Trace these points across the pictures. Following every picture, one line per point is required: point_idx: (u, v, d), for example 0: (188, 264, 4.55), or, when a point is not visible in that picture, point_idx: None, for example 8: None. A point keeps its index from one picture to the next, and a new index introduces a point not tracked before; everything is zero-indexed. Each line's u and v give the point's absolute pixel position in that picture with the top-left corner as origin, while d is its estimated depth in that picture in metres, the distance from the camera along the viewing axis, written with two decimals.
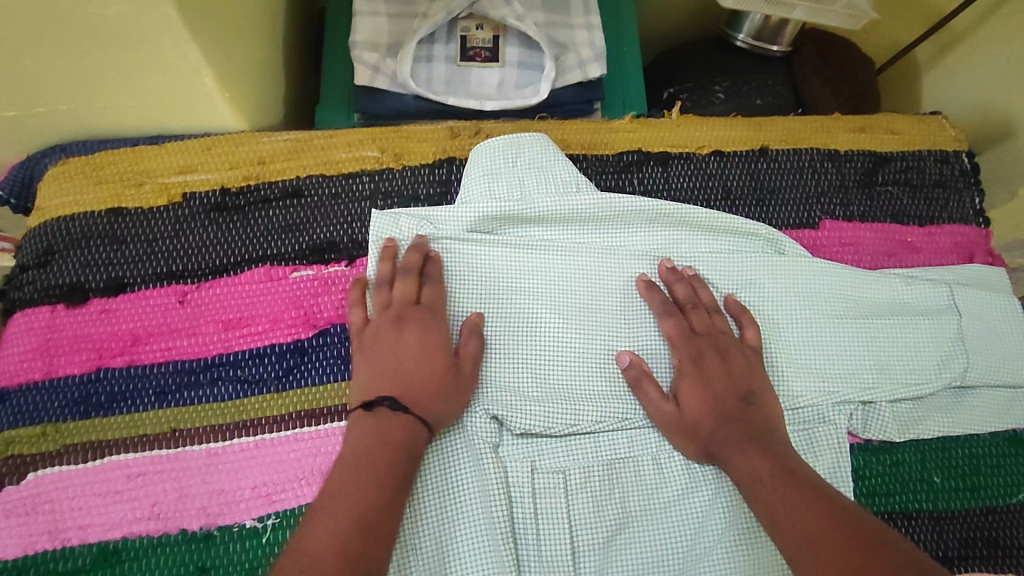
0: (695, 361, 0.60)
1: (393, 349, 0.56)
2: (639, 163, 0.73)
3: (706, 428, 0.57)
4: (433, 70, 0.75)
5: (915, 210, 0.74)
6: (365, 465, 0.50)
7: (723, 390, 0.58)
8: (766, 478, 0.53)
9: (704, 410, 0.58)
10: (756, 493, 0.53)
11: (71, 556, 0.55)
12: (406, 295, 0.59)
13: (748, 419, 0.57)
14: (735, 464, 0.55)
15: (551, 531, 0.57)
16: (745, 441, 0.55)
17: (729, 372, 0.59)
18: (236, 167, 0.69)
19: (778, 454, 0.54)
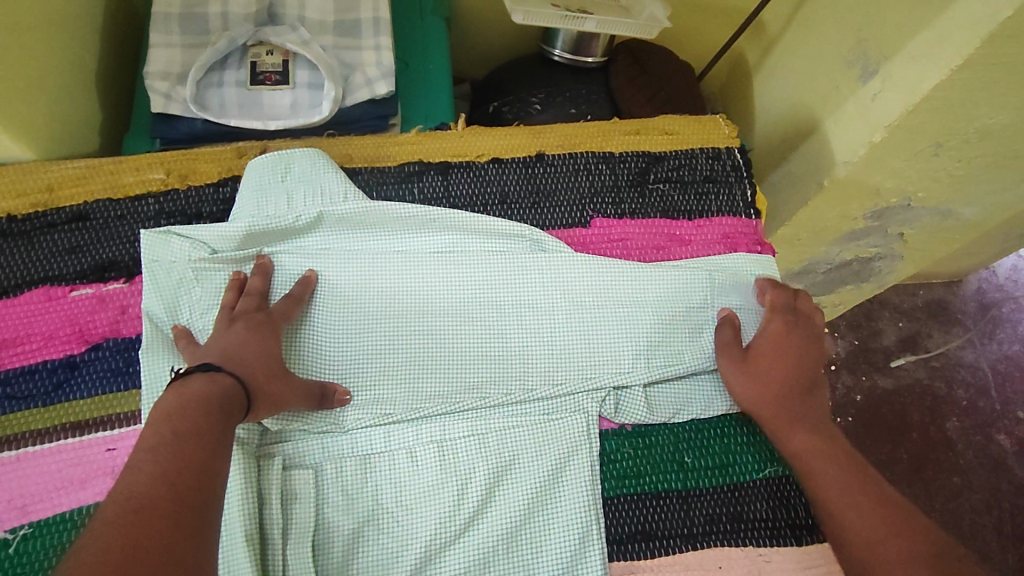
0: (782, 335, 0.66)
1: (220, 342, 0.59)
2: (419, 173, 0.77)
3: (766, 395, 0.64)
4: (224, 94, 0.79)
5: (685, 205, 0.78)
6: (190, 407, 0.51)
7: (793, 369, 0.64)
8: (817, 456, 0.60)
9: (782, 372, 0.64)
10: (802, 466, 0.61)
11: None
12: (247, 305, 0.63)
13: (803, 403, 0.63)
14: (793, 442, 0.62)
15: (298, 525, 0.59)
16: (799, 422, 0.62)
17: (796, 357, 0.65)
18: (24, 195, 0.72)
19: (832, 440, 0.61)
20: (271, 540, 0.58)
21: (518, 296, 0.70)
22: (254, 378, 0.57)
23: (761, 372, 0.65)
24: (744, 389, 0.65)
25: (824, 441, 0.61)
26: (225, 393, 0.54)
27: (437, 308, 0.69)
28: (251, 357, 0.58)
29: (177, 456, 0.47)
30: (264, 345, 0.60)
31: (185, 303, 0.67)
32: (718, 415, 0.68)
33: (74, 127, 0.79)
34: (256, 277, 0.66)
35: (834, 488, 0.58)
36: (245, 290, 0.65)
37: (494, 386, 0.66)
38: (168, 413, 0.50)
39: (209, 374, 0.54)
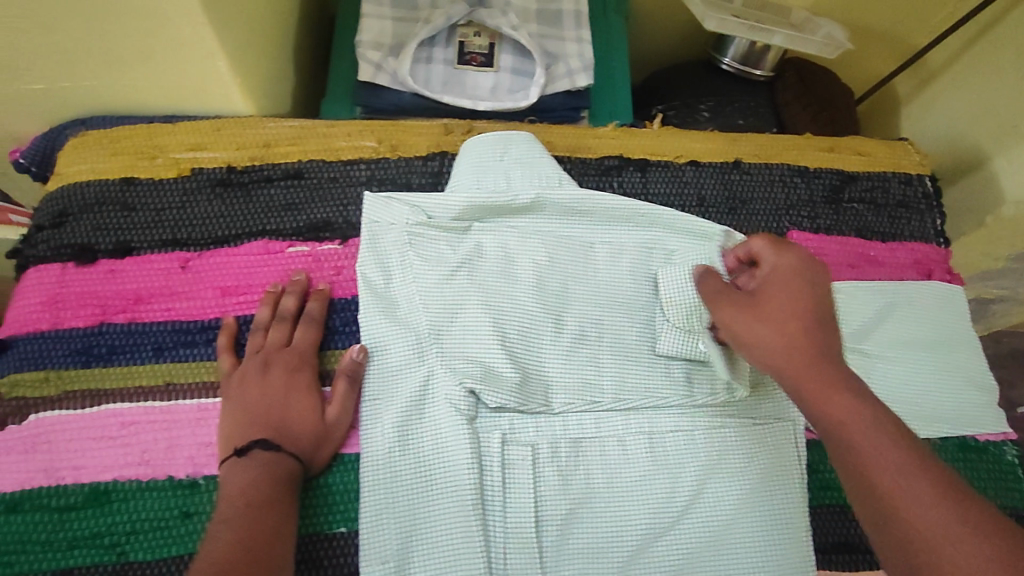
0: (760, 280, 0.62)
1: (255, 394, 0.61)
2: (619, 167, 0.77)
3: (792, 340, 0.57)
4: (432, 70, 0.80)
5: (878, 226, 0.79)
6: (246, 496, 0.56)
7: (786, 307, 0.59)
8: (857, 418, 0.53)
9: (793, 319, 0.58)
10: (843, 439, 0.52)
11: (65, 493, 0.58)
12: (277, 341, 0.64)
13: (820, 334, 0.58)
14: (818, 406, 0.54)
15: (517, 502, 0.61)
16: (835, 386, 0.54)
17: (793, 290, 0.60)
18: (243, 148, 0.73)
19: (875, 402, 0.54)
20: (493, 513, 0.60)
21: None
22: (290, 434, 0.60)
23: (770, 319, 0.59)
24: (760, 338, 0.59)
25: (864, 403, 0.53)
26: (270, 469, 0.57)
27: (638, 311, 0.70)
28: (297, 411, 0.61)
29: (235, 547, 0.52)
30: (266, 388, 0.62)
31: (401, 269, 0.68)
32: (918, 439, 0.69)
33: (281, 87, 0.82)
34: (310, 303, 0.66)
35: (881, 461, 0.50)
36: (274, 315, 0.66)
37: (700, 385, 0.68)
38: (238, 491, 0.56)
39: (266, 452, 0.58)
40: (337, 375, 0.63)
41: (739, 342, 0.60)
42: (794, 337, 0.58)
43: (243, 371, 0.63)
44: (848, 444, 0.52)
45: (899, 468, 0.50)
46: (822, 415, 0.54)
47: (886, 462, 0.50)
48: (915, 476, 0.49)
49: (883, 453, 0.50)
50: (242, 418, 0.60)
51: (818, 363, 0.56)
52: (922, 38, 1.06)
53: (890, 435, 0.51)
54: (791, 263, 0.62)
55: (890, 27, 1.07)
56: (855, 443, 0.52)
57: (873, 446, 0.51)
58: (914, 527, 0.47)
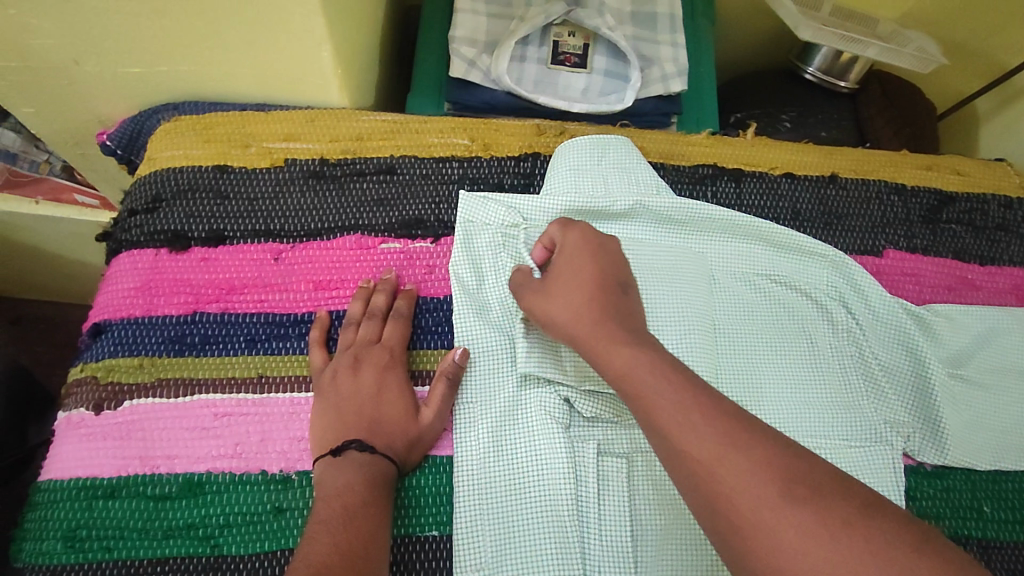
0: (562, 252, 0.60)
1: (349, 391, 0.60)
2: (713, 177, 0.76)
3: (579, 302, 0.55)
4: (525, 69, 0.79)
5: (977, 249, 0.76)
6: (342, 497, 0.53)
7: (577, 276, 0.57)
8: (644, 371, 0.49)
9: (579, 288, 0.56)
10: (633, 394, 0.49)
11: (159, 482, 0.57)
12: (367, 336, 0.63)
13: (611, 302, 0.55)
14: (612, 366, 0.51)
15: (613, 515, 0.59)
16: (620, 342, 0.52)
17: (598, 258, 0.59)
18: (336, 140, 0.73)
19: (653, 350, 0.52)
20: (588, 526, 0.59)
21: (804, 324, 0.70)
22: (383, 435, 0.58)
23: (561, 287, 0.57)
24: (558, 305, 0.56)
25: (651, 359, 0.50)
26: (366, 471, 0.55)
27: (734, 334, 0.68)
28: (391, 411, 0.59)
29: (336, 546, 0.49)
30: (357, 386, 0.60)
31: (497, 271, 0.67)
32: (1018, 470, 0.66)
33: (369, 80, 0.81)
34: (398, 301, 0.65)
35: (665, 410, 0.47)
36: (367, 310, 0.64)
37: (795, 404, 0.66)
38: (337, 492, 0.54)
39: (362, 454, 0.56)
40: (437, 377, 0.62)
41: (541, 307, 0.57)
42: (572, 303, 0.56)
43: (335, 367, 0.61)
44: (638, 399, 0.49)
45: (689, 424, 0.46)
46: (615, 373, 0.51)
47: (683, 422, 0.46)
48: (704, 427, 0.45)
49: (686, 417, 0.46)
50: (335, 417, 0.59)
51: (607, 327, 0.53)
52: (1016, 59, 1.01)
53: (674, 391, 0.48)
54: (577, 240, 0.60)
55: (981, 44, 1.03)
56: (643, 397, 0.49)
57: (671, 402, 0.47)
58: (731, 489, 0.42)
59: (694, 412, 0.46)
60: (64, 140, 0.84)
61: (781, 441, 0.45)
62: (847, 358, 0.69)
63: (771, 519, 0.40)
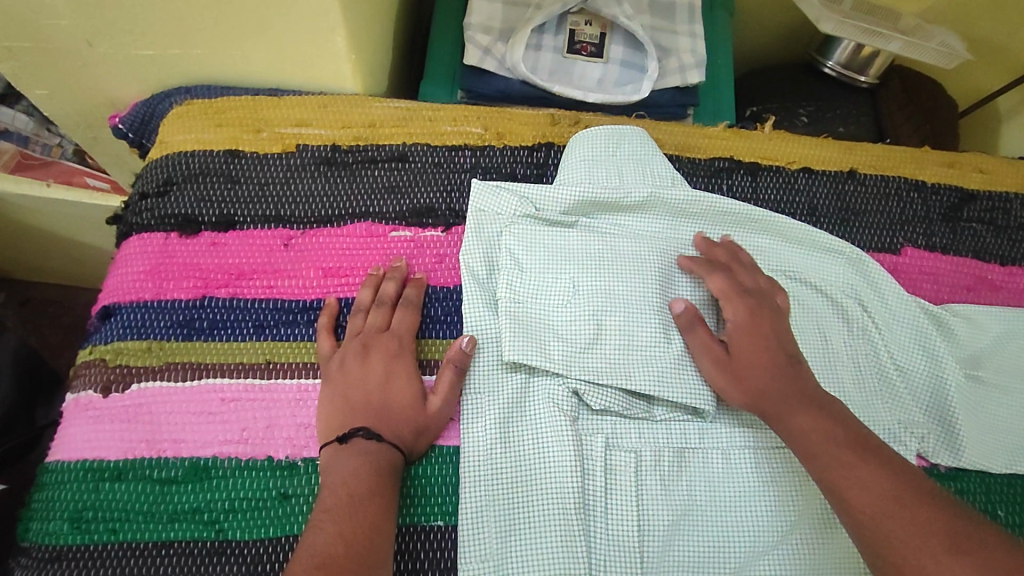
0: (750, 314, 0.61)
1: (359, 379, 0.59)
2: (729, 170, 0.75)
3: (764, 372, 0.58)
4: (540, 58, 0.78)
5: (997, 248, 0.75)
6: (347, 486, 0.53)
7: (771, 348, 0.59)
8: (826, 442, 0.53)
9: (766, 354, 0.59)
10: (812, 458, 0.53)
11: (165, 466, 0.57)
12: (376, 324, 0.62)
13: (794, 373, 0.58)
14: (790, 426, 0.55)
15: (618, 509, 0.58)
16: (803, 405, 0.56)
17: (782, 326, 0.61)
18: (348, 127, 0.72)
19: (828, 414, 0.55)
20: (593, 520, 0.58)
21: (821, 320, 0.68)
22: (388, 421, 0.58)
23: (751, 348, 0.60)
24: (751, 365, 0.59)
25: (834, 419, 0.55)
26: (373, 460, 0.55)
27: None
28: (398, 398, 0.59)
29: (340, 538, 0.49)
30: (366, 374, 0.60)
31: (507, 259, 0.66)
32: None
33: (383, 67, 0.80)
34: (409, 289, 0.64)
35: (839, 471, 0.51)
36: (377, 297, 0.64)
37: None
38: (342, 480, 0.54)
39: (370, 442, 0.56)
40: (443, 365, 0.61)
41: (729, 369, 0.60)
42: (762, 369, 0.58)
43: (343, 353, 0.61)
44: (816, 462, 0.53)
45: (860, 490, 0.49)
46: (794, 432, 0.55)
47: (861, 478, 0.50)
48: (880, 492, 0.49)
49: (871, 476, 0.50)
50: (343, 403, 0.58)
51: (794, 393, 0.56)
52: None
53: (840, 448, 0.52)
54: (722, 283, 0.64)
55: (1008, 41, 1.00)
56: (826, 463, 0.52)
57: (847, 469, 0.51)
58: (900, 544, 0.46)
59: (870, 478, 0.50)
60: (77, 123, 0.84)
61: (935, 501, 0.48)
62: (861, 357, 0.67)
63: (929, 563, 0.44)
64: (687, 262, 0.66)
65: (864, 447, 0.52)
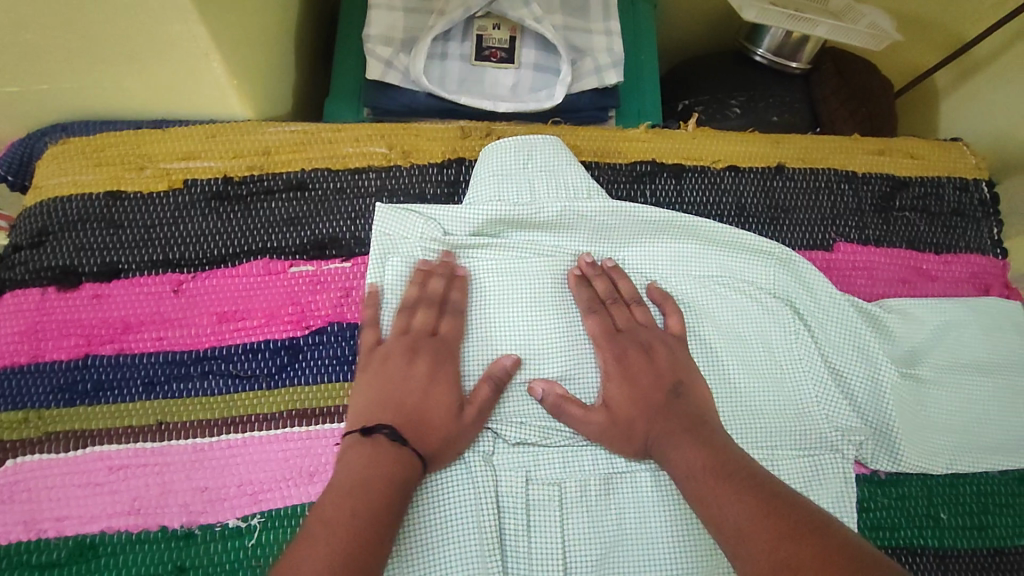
0: (619, 360, 0.59)
1: (398, 379, 0.56)
2: (651, 173, 0.71)
3: (644, 416, 0.56)
4: (447, 68, 0.74)
5: (931, 236, 0.72)
6: (371, 485, 0.49)
7: (647, 387, 0.57)
8: (700, 470, 0.50)
9: (640, 393, 0.57)
10: (691, 489, 0.51)
11: (47, 548, 0.53)
12: (425, 325, 0.59)
13: (669, 409, 0.56)
14: (670, 461, 0.53)
15: (542, 546, 0.56)
16: (679, 434, 0.54)
17: (657, 364, 0.58)
18: (241, 156, 0.67)
19: (708, 439, 0.53)
20: (515, 558, 0.56)
21: (750, 326, 0.65)
22: (424, 433, 0.54)
23: (625, 389, 0.58)
24: (627, 403, 0.57)
25: (702, 453, 0.51)
26: (393, 467, 0.50)
27: None
28: (436, 410, 0.55)
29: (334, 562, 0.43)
30: (396, 377, 0.56)
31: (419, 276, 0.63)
32: (976, 472, 0.62)
33: (282, 86, 0.75)
34: (454, 290, 0.61)
35: (707, 498, 0.49)
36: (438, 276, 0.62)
37: (748, 426, 0.61)
38: (349, 485, 0.49)
39: (393, 446, 0.51)
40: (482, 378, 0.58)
41: (613, 428, 0.57)
42: (636, 415, 0.57)
43: (387, 352, 0.57)
44: (695, 496, 0.50)
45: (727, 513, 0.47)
46: (673, 474, 0.53)
47: (725, 513, 0.47)
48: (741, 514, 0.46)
49: (732, 501, 0.47)
50: (376, 400, 0.55)
51: (674, 428, 0.54)
52: (976, 28, 0.96)
53: (709, 478, 0.50)
54: (596, 330, 0.61)
55: (941, 14, 0.97)
56: (708, 496, 0.49)
57: (718, 496, 0.48)
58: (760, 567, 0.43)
59: (736, 501, 0.47)
60: None
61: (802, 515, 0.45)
62: (796, 364, 0.64)
63: None
64: (575, 283, 0.63)
65: (724, 480, 0.49)
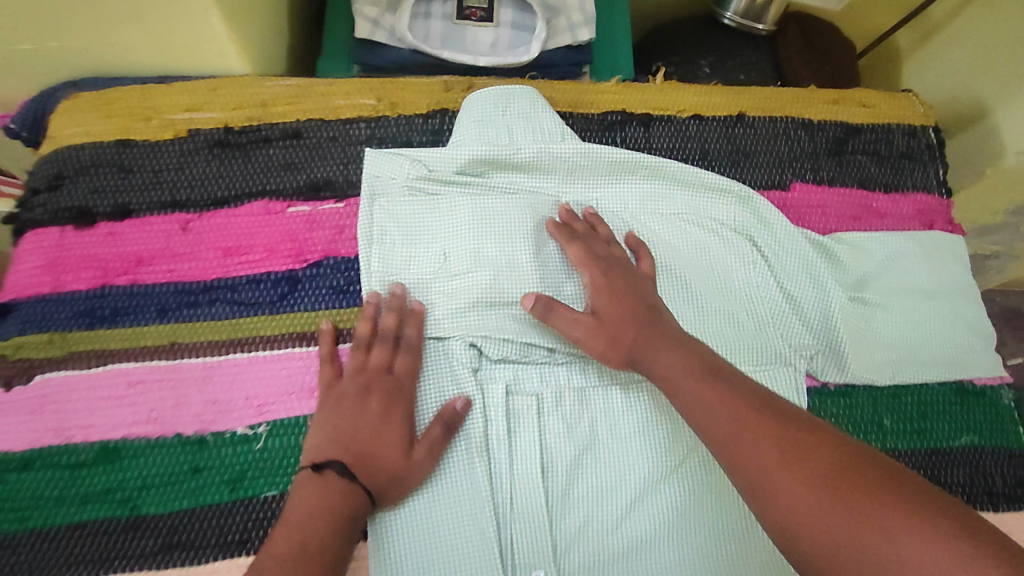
0: (605, 279, 0.63)
1: (353, 416, 0.57)
2: (621, 123, 0.77)
3: (631, 321, 0.59)
4: (430, 27, 0.79)
5: (881, 177, 0.77)
6: (318, 527, 0.51)
7: (627, 312, 0.59)
8: (684, 373, 0.53)
9: (622, 305, 0.60)
10: (673, 392, 0.53)
11: (75, 451, 0.59)
12: (381, 361, 0.61)
13: (650, 323, 0.58)
14: (654, 365, 0.55)
15: (522, 448, 0.63)
16: (661, 341, 0.56)
17: (635, 291, 0.62)
18: (240, 108, 0.72)
19: (689, 347, 0.56)
20: (497, 459, 0.62)
21: (711, 258, 0.70)
22: (379, 476, 0.56)
23: (607, 304, 0.61)
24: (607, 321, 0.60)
25: (684, 356, 0.54)
26: (340, 502, 0.53)
27: None
28: (385, 450, 0.57)
29: None
30: (352, 416, 0.57)
31: (405, 211, 0.69)
32: (915, 384, 0.67)
33: (276, 46, 0.80)
34: (409, 327, 0.64)
35: (690, 398, 0.51)
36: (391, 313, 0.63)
37: (708, 345, 0.66)
38: (298, 527, 0.51)
39: (342, 481, 0.54)
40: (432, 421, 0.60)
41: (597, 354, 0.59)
42: (619, 334, 0.59)
43: (343, 389, 0.59)
44: (678, 397, 0.52)
45: (715, 412, 0.49)
46: (659, 377, 0.55)
47: (713, 403, 0.50)
48: (730, 410, 0.48)
49: (718, 399, 0.49)
50: (330, 433, 0.57)
51: (656, 338, 0.57)
52: None
53: (694, 380, 0.52)
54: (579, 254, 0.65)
55: None
56: (694, 397, 0.51)
57: (705, 397, 0.50)
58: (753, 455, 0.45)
59: (725, 401, 0.49)
60: None
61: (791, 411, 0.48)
62: (753, 290, 0.69)
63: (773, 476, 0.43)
64: (555, 230, 0.67)
65: (711, 378, 0.52)
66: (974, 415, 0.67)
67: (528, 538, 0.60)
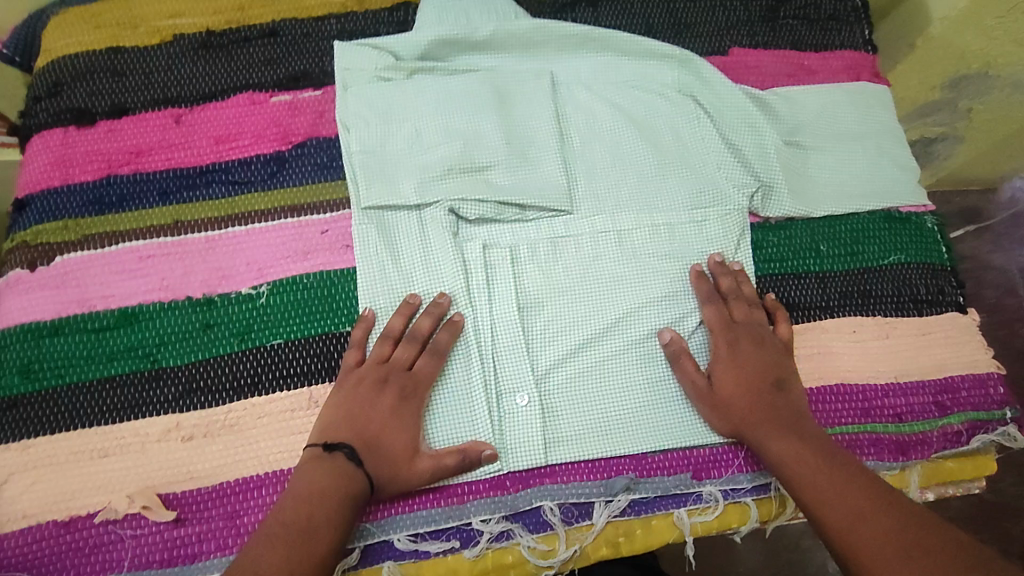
0: (730, 347, 0.66)
1: (366, 405, 0.61)
2: (571, 6, 0.83)
3: (751, 400, 0.63)
4: None
5: (812, 39, 0.84)
6: (327, 496, 0.55)
7: (752, 372, 0.64)
8: (811, 461, 0.57)
9: (738, 383, 0.64)
10: (793, 474, 0.58)
11: (97, 317, 0.66)
12: (403, 359, 0.64)
13: (774, 401, 0.63)
14: (769, 449, 0.60)
15: (501, 295, 0.68)
16: (776, 425, 0.61)
17: (764, 353, 0.65)
18: (219, 13, 0.79)
19: (805, 433, 0.60)
20: (478, 303, 0.68)
21: (660, 118, 0.77)
22: (382, 463, 0.59)
23: (742, 363, 0.65)
24: (728, 374, 0.64)
25: (806, 445, 0.59)
26: (344, 480, 0.57)
27: (588, 148, 0.75)
28: (393, 441, 0.60)
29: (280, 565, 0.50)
30: (368, 410, 0.61)
31: (371, 87, 0.74)
32: (847, 214, 0.75)
33: None
34: (443, 332, 0.65)
35: (815, 484, 0.56)
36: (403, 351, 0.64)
37: (660, 194, 0.74)
38: (306, 495, 0.55)
39: (349, 463, 0.58)
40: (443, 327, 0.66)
41: (714, 401, 0.64)
42: (746, 399, 0.63)
43: (361, 378, 0.63)
44: (804, 483, 0.57)
45: (841, 501, 0.54)
46: (775, 456, 0.59)
47: (839, 492, 0.55)
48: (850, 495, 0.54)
49: (845, 495, 0.54)
50: (339, 415, 0.61)
51: (772, 419, 0.61)
52: None
53: (815, 465, 0.57)
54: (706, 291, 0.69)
55: None
56: (815, 491, 0.56)
57: (838, 488, 0.55)
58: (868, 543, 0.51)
59: (852, 490, 0.55)
60: None
61: (904, 501, 0.54)
62: (702, 145, 0.76)
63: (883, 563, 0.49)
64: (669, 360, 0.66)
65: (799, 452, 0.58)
66: (901, 238, 0.75)
67: (508, 370, 0.66)
